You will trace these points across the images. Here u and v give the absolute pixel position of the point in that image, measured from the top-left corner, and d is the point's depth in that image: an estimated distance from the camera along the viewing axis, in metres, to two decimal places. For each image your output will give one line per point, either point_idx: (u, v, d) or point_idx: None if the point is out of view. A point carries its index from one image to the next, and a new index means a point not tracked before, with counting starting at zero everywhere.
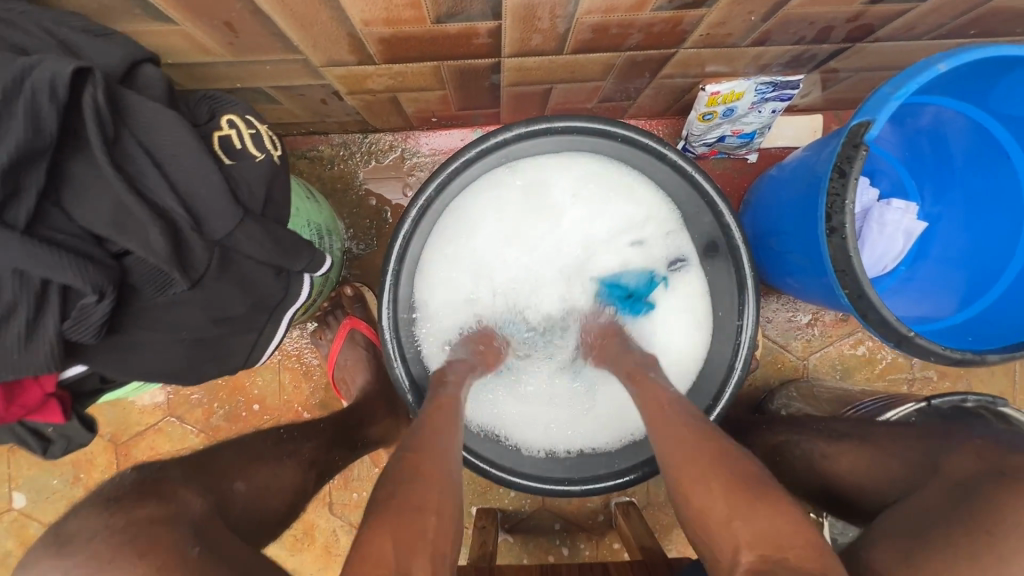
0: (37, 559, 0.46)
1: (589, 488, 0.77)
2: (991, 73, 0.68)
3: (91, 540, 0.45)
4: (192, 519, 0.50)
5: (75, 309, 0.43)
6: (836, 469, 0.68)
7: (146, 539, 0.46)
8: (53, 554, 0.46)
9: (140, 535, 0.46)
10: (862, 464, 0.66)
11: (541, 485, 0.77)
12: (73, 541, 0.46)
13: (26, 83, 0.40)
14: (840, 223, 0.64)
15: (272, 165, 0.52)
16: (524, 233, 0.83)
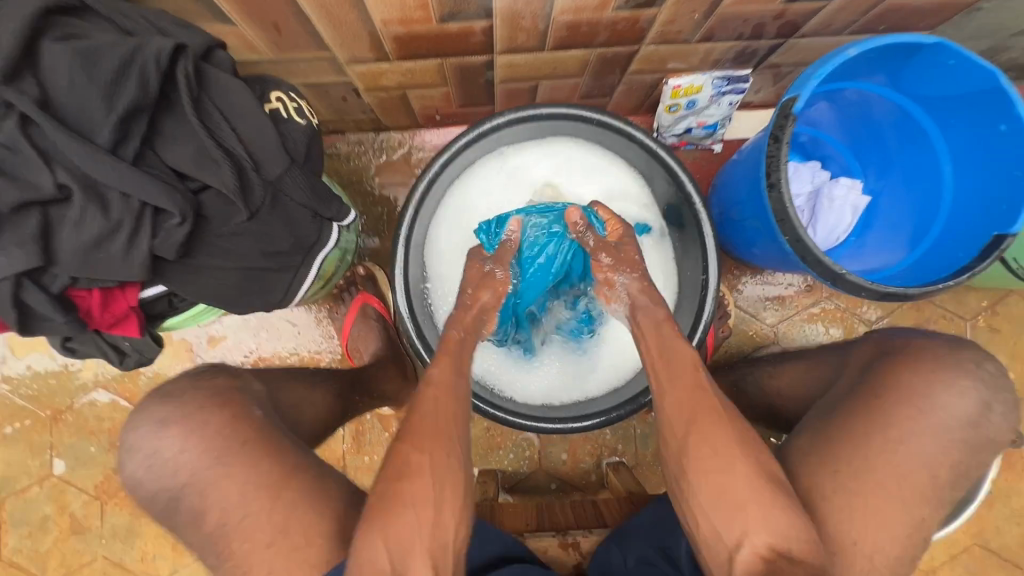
0: (148, 407, 0.71)
1: (575, 428, 0.85)
2: (899, 60, 0.81)
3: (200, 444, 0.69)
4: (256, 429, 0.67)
5: (163, 228, 0.56)
6: (779, 384, 0.86)
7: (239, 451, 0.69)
8: (163, 402, 0.71)
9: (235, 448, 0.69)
10: (798, 378, 0.83)
11: (539, 427, 0.86)
12: (179, 395, 0.71)
13: (139, 54, 0.53)
14: (778, 179, 0.77)
15: (311, 130, 0.66)
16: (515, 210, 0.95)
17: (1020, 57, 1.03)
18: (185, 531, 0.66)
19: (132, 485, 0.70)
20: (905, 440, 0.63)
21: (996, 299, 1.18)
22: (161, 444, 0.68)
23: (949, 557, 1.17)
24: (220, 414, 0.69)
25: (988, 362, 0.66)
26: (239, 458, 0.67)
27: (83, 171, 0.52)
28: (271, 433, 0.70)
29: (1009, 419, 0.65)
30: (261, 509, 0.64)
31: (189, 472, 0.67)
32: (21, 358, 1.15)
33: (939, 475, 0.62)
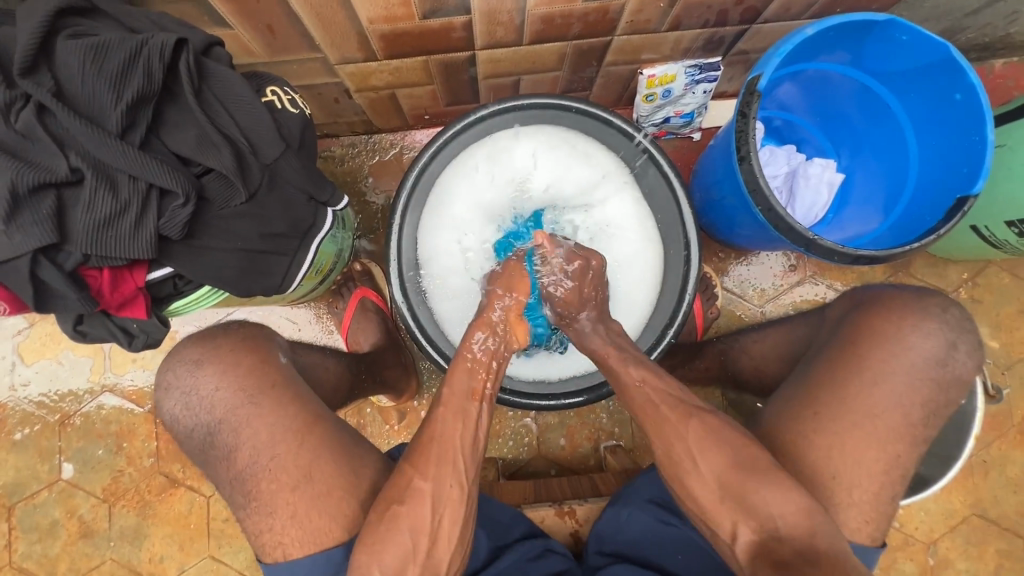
0: (184, 348, 0.73)
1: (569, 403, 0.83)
2: (857, 39, 0.86)
3: (218, 386, 0.70)
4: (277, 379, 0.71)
5: (168, 209, 0.60)
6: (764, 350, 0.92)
7: (270, 389, 0.70)
8: (197, 344, 0.73)
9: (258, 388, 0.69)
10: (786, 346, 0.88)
11: (550, 403, 0.83)
12: (213, 338, 0.73)
13: (145, 46, 0.58)
14: (747, 151, 0.82)
15: (304, 118, 0.70)
16: (500, 201, 0.96)
17: (978, 37, 1.08)
18: (217, 466, 0.69)
19: (167, 422, 0.72)
20: (879, 381, 0.69)
21: (976, 271, 1.21)
22: (196, 382, 0.70)
23: (951, 530, 1.17)
24: (249, 356, 0.71)
25: (953, 308, 0.73)
26: (268, 399, 0.69)
27: (94, 156, 0.57)
28: (296, 381, 0.73)
29: (972, 359, 0.71)
30: (289, 450, 0.67)
31: (223, 409, 0.69)
32: (32, 365, 1.19)
33: (911, 413, 0.68)
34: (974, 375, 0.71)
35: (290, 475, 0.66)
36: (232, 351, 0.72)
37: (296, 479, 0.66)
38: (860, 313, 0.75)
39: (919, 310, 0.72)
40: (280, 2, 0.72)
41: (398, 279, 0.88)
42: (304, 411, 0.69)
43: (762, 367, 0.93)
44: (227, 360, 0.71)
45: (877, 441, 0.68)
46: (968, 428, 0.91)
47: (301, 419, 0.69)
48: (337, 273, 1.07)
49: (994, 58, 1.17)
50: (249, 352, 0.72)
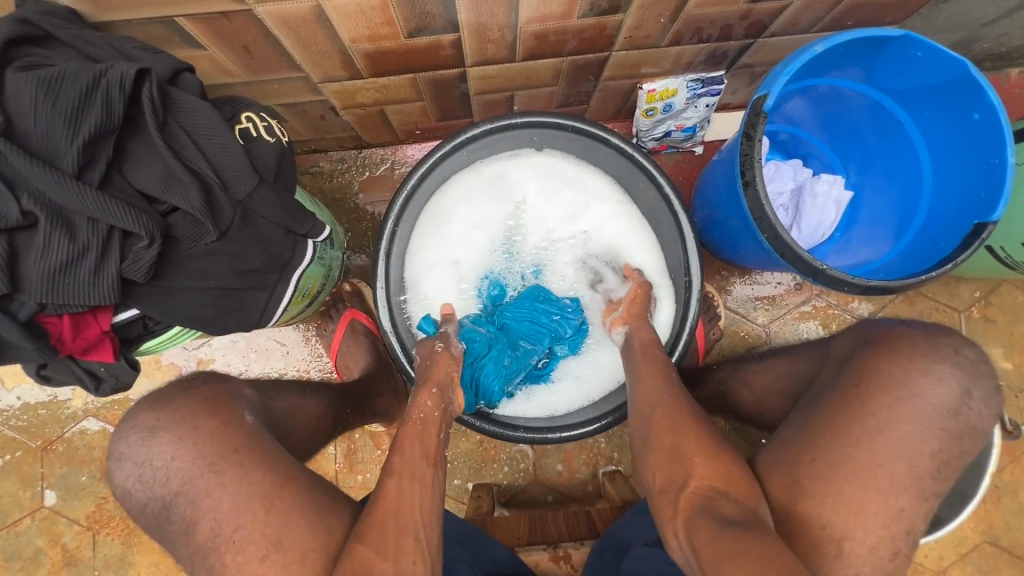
0: (138, 414, 0.70)
1: (591, 429, 0.83)
2: (869, 55, 0.82)
3: (171, 459, 0.66)
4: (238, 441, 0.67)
5: (131, 252, 0.56)
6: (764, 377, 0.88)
7: (233, 455, 0.65)
8: (153, 409, 0.70)
9: (213, 459, 0.65)
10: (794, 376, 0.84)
11: (572, 435, 0.83)
12: (170, 401, 0.70)
13: (105, 77, 0.54)
14: (752, 176, 0.77)
15: (281, 146, 0.66)
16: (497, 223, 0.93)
17: (994, 47, 1.03)
18: (175, 540, 0.64)
19: (120, 496, 0.69)
20: (885, 429, 0.65)
21: (989, 289, 1.17)
22: (151, 453, 0.67)
23: (962, 558, 1.14)
24: (209, 420, 0.68)
25: (967, 349, 0.69)
26: (228, 465, 0.65)
27: (48, 198, 0.52)
28: (259, 439, 0.69)
29: (989, 407, 0.66)
30: (256, 519, 0.62)
31: (180, 480, 0.65)
32: (13, 389, 1.15)
33: (918, 464, 0.64)
34: (989, 422, 0.67)
35: (256, 546, 0.61)
36: (183, 417, 0.68)
37: (269, 542, 0.61)
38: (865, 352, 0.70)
39: (930, 351, 0.68)
40: (255, 22, 0.67)
41: (386, 305, 0.84)
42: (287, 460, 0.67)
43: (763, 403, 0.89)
44: (179, 426, 0.68)
45: (877, 491, 0.64)
46: (984, 465, 0.87)
47: (263, 477, 0.64)
48: (324, 293, 1.01)
49: (1010, 68, 1.13)
50: (198, 414, 0.68)
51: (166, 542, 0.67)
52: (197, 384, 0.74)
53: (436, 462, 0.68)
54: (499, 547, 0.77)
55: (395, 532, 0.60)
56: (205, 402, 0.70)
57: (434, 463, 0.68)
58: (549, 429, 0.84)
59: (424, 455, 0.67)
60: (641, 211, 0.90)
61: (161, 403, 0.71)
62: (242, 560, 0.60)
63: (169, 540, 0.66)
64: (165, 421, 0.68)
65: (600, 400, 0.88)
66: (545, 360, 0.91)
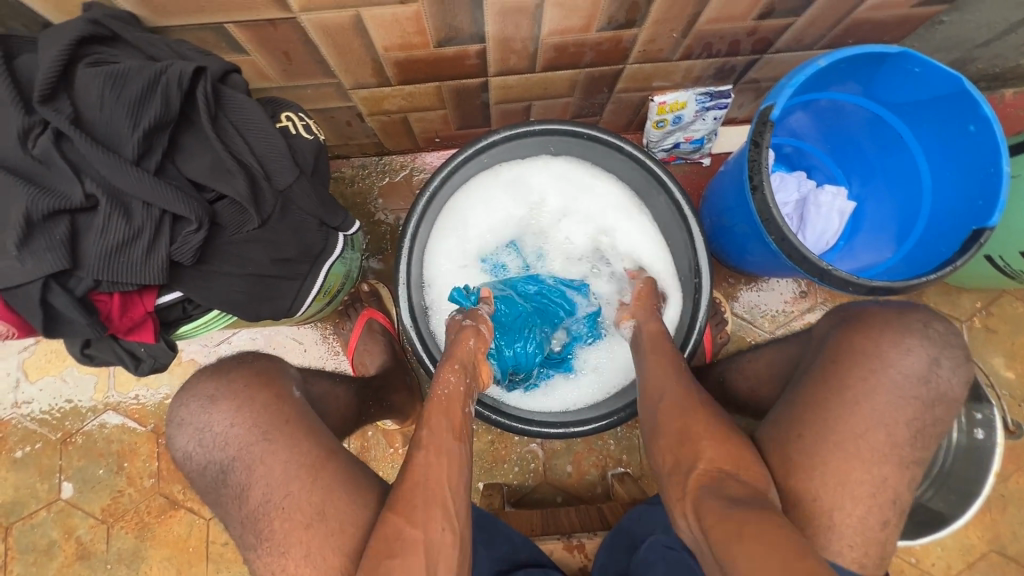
0: (197, 384, 0.73)
1: (595, 427, 0.85)
2: (871, 70, 0.86)
3: (231, 425, 0.69)
4: (286, 413, 0.70)
5: (180, 236, 0.60)
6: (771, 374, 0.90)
7: (277, 431, 0.68)
8: (212, 378, 0.73)
9: (268, 430, 0.68)
10: None
11: (584, 429, 0.85)
12: (227, 372, 0.73)
13: (166, 73, 0.58)
14: (760, 181, 0.81)
15: (318, 144, 0.71)
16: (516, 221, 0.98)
17: (988, 67, 1.08)
18: (229, 506, 0.67)
19: (179, 461, 0.71)
20: (861, 402, 0.68)
21: (989, 300, 1.20)
22: (210, 419, 0.69)
23: (969, 566, 1.14)
24: (263, 391, 0.71)
25: (936, 323, 0.72)
26: (282, 434, 0.68)
27: (109, 182, 0.56)
28: (308, 414, 0.72)
29: (958, 375, 0.69)
30: (302, 488, 0.65)
31: (237, 446, 0.68)
32: (36, 382, 1.18)
33: (895, 432, 0.67)
34: (961, 390, 0.69)
35: (303, 513, 0.63)
36: (241, 389, 0.71)
37: (313, 511, 0.64)
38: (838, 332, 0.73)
39: (900, 327, 0.70)
40: (297, 30, 0.72)
41: (407, 302, 0.87)
42: (316, 445, 0.68)
43: (757, 389, 0.90)
44: (237, 397, 0.70)
45: (885, 481, 0.66)
46: (988, 464, 0.87)
47: (291, 454, 0.67)
48: (344, 293, 1.05)
49: (1004, 88, 1.18)
50: (251, 385, 0.72)
51: (219, 506, 0.69)
52: (226, 368, 0.74)
53: (461, 436, 0.70)
54: (513, 535, 0.79)
55: (416, 509, 0.62)
56: (260, 374, 0.73)
57: (459, 438, 0.69)
58: (564, 424, 0.86)
59: (450, 430, 0.69)
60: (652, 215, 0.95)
61: (215, 374, 0.73)
62: (289, 528, 0.63)
63: (223, 506, 0.68)
64: (228, 386, 0.71)
65: (612, 398, 0.91)
66: (562, 344, 0.96)
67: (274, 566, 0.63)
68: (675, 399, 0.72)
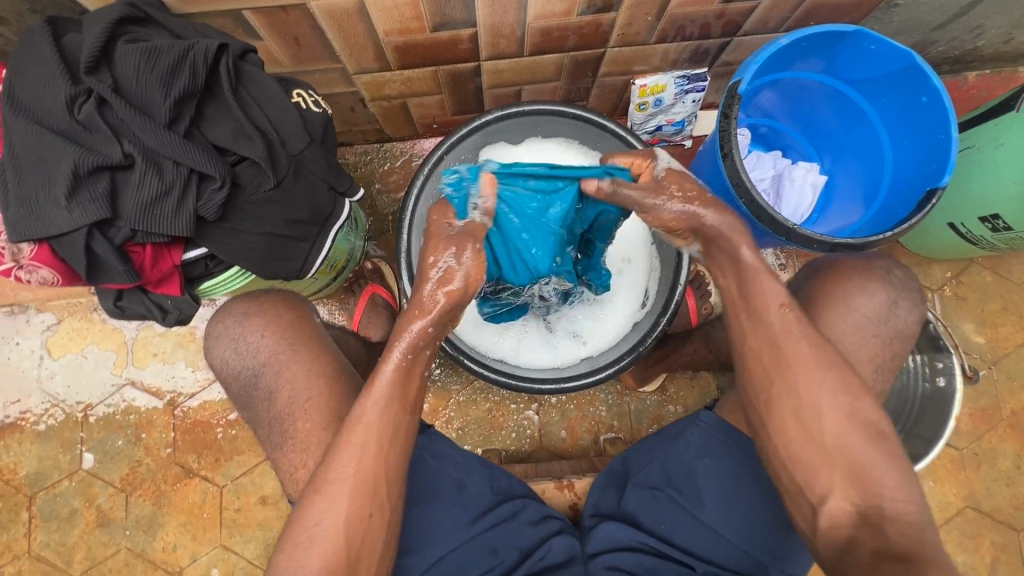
0: (231, 304, 0.81)
1: (588, 381, 0.92)
2: (830, 47, 0.94)
3: (261, 334, 0.78)
4: (305, 333, 0.79)
5: (205, 193, 0.67)
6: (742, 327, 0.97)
7: (296, 345, 0.77)
8: (245, 300, 0.81)
9: (293, 342, 0.78)
10: None
11: (574, 383, 0.92)
12: (260, 295, 0.82)
13: (192, 48, 0.66)
14: (730, 148, 0.89)
15: (327, 117, 0.78)
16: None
17: (947, 50, 1.16)
18: (259, 406, 0.76)
19: (215, 367, 0.80)
20: (833, 342, 0.77)
21: (959, 270, 1.26)
22: (244, 331, 0.78)
23: (946, 522, 1.20)
24: (290, 311, 0.80)
25: (896, 270, 0.82)
26: (308, 347, 0.78)
27: (144, 143, 0.64)
28: (327, 336, 0.82)
29: (914, 315, 0.79)
30: (322, 394, 0.75)
31: (267, 354, 0.77)
32: (59, 358, 1.25)
33: (859, 369, 0.77)
34: (916, 328, 0.79)
35: (322, 416, 0.74)
36: (269, 306, 0.80)
37: (329, 416, 0.74)
38: (814, 282, 0.82)
39: (866, 272, 0.81)
40: (307, 16, 0.80)
41: (408, 269, 0.94)
42: (330, 362, 0.78)
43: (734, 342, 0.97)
44: (263, 314, 0.79)
45: None
46: (949, 407, 0.93)
47: (307, 385, 0.75)
48: (348, 270, 1.11)
49: (967, 71, 1.26)
50: (272, 307, 0.80)
51: (249, 409, 0.78)
52: (248, 296, 0.82)
53: (413, 410, 0.70)
54: (508, 478, 0.86)
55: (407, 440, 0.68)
56: (284, 296, 0.82)
57: (408, 410, 0.69)
58: (558, 378, 0.93)
59: (400, 404, 0.68)
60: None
61: (235, 308, 0.81)
62: (309, 428, 0.73)
63: (254, 408, 0.77)
64: (258, 304, 0.80)
65: (602, 355, 0.97)
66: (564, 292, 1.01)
67: (297, 460, 0.74)
68: None
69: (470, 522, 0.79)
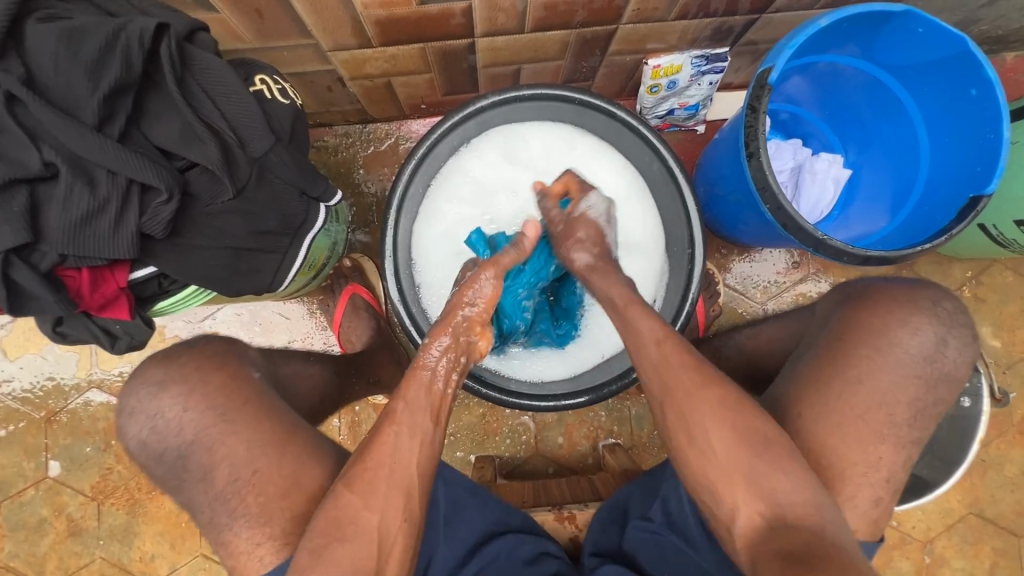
0: (146, 370, 0.71)
1: (571, 402, 0.82)
2: (871, 27, 0.83)
3: (184, 408, 0.68)
4: (248, 393, 0.70)
5: (149, 207, 0.57)
6: (756, 343, 0.90)
7: (232, 415, 0.67)
8: (161, 364, 0.71)
9: (227, 412, 0.67)
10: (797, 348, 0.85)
11: (559, 401, 0.82)
12: (178, 358, 0.72)
13: (124, 30, 0.54)
14: (756, 147, 0.79)
15: (296, 110, 0.67)
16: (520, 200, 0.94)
17: (991, 29, 1.05)
18: (192, 489, 0.65)
19: (132, 450, 0.69)
20: (859, 377, 0.67)
21: (980, 269, 1.20)
22: (161, 405, 0.68)
23: (948, 528, 1.17)
24: (219, 373, 0.70)
25: (945, 301, 0.70)
26: (242, 414, 0.68)
27: (69, 149, 0.53)
28: (267, 394, 0.72)
29: (955, 350, 0.68)
30: (270, 464, 0.65)
31: (194, 429, 0.67)
32: (16, 360, 1.15)
33: (888, 404, 0.66)
34: (949, 361, 0.68)
35: (276, 485, 0.64)
36: (191, 370, 0.70)
37: (287, 483, 0.65)
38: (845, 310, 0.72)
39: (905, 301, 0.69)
40: None
41: (394, 275, 0.84)
42: (277, 423, 0.68)
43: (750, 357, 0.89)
44: (185, 383, 0.69)
45: (868, 451, 0.66)
46: (972, 431, 0.90)
47: (279, 431, 0.67)
48: (329, 267, 1.00)
49: (1006, 52, 1.14)
50: (195, 367, 0.70)
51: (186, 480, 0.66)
52: (200, 344, 0.75)
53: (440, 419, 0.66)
54: (504, 506, 0.80)
55: (389, 494, 0.61)
56: (216, 352, 0.73)
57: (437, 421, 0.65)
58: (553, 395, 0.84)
59: (429, 412, 0.65)
60: (655, 199, 0.91)
61: (151, 371, 0.71)
62: (265, 501, 0.64)
63: (185, 492, 0.66)
64: (180, 362, 0.71)
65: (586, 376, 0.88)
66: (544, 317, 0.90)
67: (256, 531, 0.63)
68: None
69: (464, 564, 0.73)
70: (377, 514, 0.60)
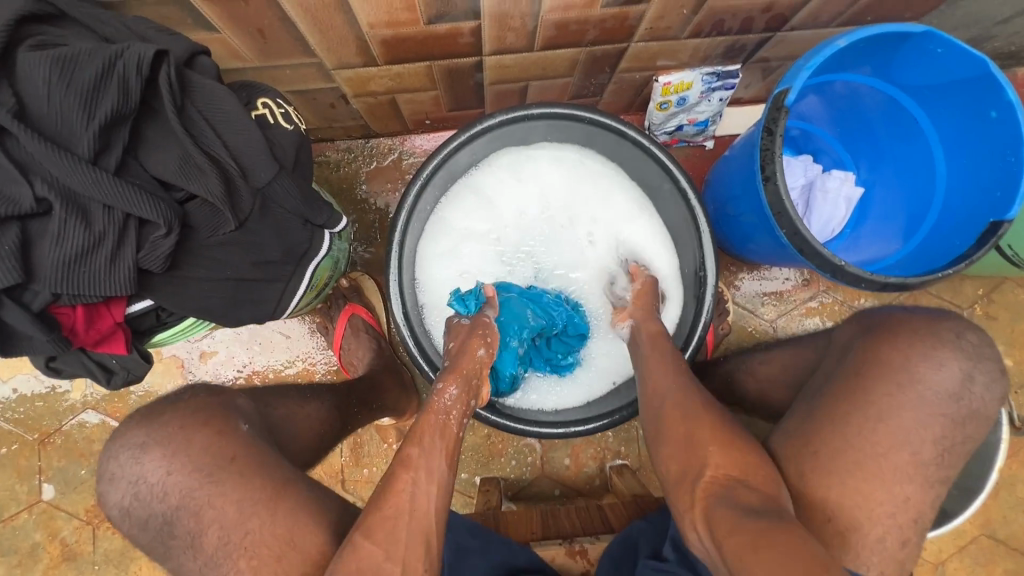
0: (126, 431, 0.69)
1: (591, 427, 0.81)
2: (890, 46, 0.81)
3: (167, 472, 0.65)
4: (238, 445, 0.67)
5: (148, 242, 0.54)
6: (769, 369, 0.88)
7: (219, 475, 0.65)
8: (141, 425, 0.69)
9: (215, 471, 0.65)
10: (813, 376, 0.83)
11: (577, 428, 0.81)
12: (159, 416, 0.69)
13: (121, 58, 0.51)
14: (773, 171, 0.77)
15: (299, 136, 0.64)
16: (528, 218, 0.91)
17: (1005, 45, 1.03)
18: (181, 556, 0.64)
19: (115, 518, 0.68)
20: (881, 413, 0.65)
21: (992, 287, 1.18)
22: (143, 470, 0.66)
23: (960, 550, 1.16)
24: (204, 432, 0.67)
25: (969, 334, 0.68)
26: (229, 474, 0.65)
27: (62, 184, 0.50)
28: (257, 446, 0.69)
29: (978, 384, 0.66)
30: (262, 524, 0.62)
31: (178, 494, 0.65)
32: (8, 380, 1.12)
33: (910, 440, 0.64)
34: (972, 395, 0.66)
35: (270, 548, 0.61)
36: (177, 429, 0.67)
37: (282, 544, 0.62)
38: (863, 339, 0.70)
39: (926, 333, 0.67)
40: (272, 5, 0.66)
41: (399, 299, 0.81)
42: (273, 472, 0.66)
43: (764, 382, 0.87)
44: (166, 447, 0.66)
45: (891, 489, 0.64)
46: (993, 458, 0.88)
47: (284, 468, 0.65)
48: (332, 285, 0.95)
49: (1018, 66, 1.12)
50: (180, 424, 0.68)
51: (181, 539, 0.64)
52: (187, 397, 0.72)
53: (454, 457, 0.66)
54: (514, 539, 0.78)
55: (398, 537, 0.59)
56: (203, 404, 0.71)
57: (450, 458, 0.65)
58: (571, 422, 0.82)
59: (444, 455, 0.64)
60: (667, 219, 0.88)
61: (146, 419, 0.70)
62: (258, 564, 0.61)
63: (174, 559, 0.65)
64: (166, 419, 0.69)
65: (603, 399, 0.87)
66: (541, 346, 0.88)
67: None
68: (681, 406, 0.69)
69: None
70: (390, 561, 0.57)
